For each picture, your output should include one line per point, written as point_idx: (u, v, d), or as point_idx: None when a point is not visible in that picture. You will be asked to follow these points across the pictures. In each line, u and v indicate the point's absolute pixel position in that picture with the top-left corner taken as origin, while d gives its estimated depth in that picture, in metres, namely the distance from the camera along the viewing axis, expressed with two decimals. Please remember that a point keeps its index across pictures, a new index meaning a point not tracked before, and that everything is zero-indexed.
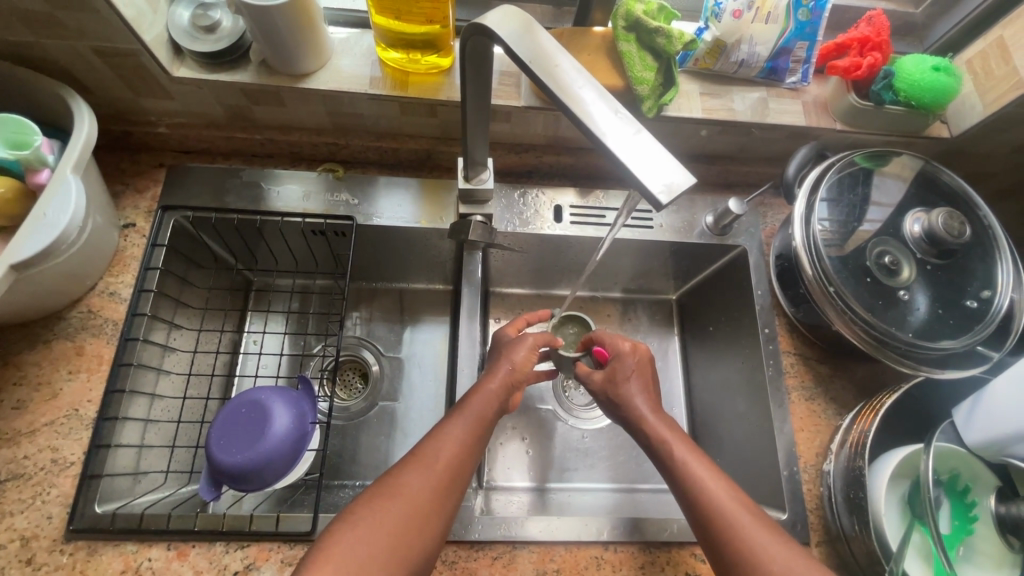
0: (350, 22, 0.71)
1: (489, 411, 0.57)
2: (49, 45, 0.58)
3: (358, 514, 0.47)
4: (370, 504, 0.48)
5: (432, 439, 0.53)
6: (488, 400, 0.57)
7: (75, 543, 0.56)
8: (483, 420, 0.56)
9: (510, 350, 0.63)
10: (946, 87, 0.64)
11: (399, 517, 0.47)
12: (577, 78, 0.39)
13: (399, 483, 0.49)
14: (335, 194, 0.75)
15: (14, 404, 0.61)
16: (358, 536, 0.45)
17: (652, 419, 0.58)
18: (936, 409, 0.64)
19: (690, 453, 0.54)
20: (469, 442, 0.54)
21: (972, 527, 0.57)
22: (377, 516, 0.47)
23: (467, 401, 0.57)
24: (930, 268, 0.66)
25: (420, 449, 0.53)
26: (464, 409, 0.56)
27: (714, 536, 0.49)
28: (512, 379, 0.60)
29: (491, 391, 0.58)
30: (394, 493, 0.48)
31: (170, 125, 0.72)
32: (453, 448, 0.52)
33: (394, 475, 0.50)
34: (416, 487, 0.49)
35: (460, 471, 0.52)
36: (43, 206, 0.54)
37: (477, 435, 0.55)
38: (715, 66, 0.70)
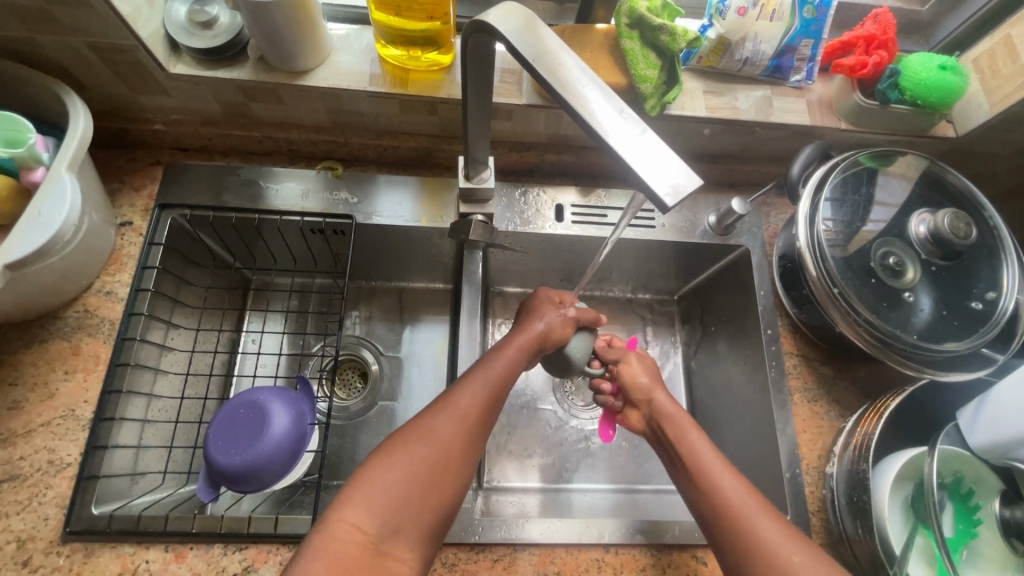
0: (349, 18, 0.70)
1: (513, 372, 0.56)
2: (43, 41, 0.57)
3: (390, 454, 0.46)
4: (403, 445, 0.47)
5: (464, 388, 0.52)
6: (513, 359, 0.57)
7: (72, 545, 0.56)
8: (505, 379, 0.54)
9: (535, 310, 0.64)
10: (953, 86, 0.63)
11: (433, 461, 0.46)
12: (580, 76, 0.39)
13: (433, 427, 0.48)
14: (333, 193, 0.74)
15: (10, 405, 0.60)
16: (392, 477, 0.45)
17: (672, 408, 0.61)
18: (940, 412, 0.64)
19: (704, 443, 0.56)
20: (491, 400, 0.52)
21: (975, 530, 0.57)
22: (410, 459, 0.46)
23: (491, 358, 0.56)
24: (934, 269, 0.65)
25: (453, 394, 0.51)
26: (484, 368, 0.54)
27: (719, 523, 0.49)
28: (540, 346, 0.61)
29: (513, 351, 0.57)
30: (427, 435, 0.47)
31: (167, 122, 0.71)
32: (479, 402, 0.51)
33: (425, 419, 0.49)
34: (450, 432, 0.48)
35: (482, 426, 0.51)
36: (37, 205, 0.53)
37: (500, 392, 0.54)
38: (719, 64, 0.69)
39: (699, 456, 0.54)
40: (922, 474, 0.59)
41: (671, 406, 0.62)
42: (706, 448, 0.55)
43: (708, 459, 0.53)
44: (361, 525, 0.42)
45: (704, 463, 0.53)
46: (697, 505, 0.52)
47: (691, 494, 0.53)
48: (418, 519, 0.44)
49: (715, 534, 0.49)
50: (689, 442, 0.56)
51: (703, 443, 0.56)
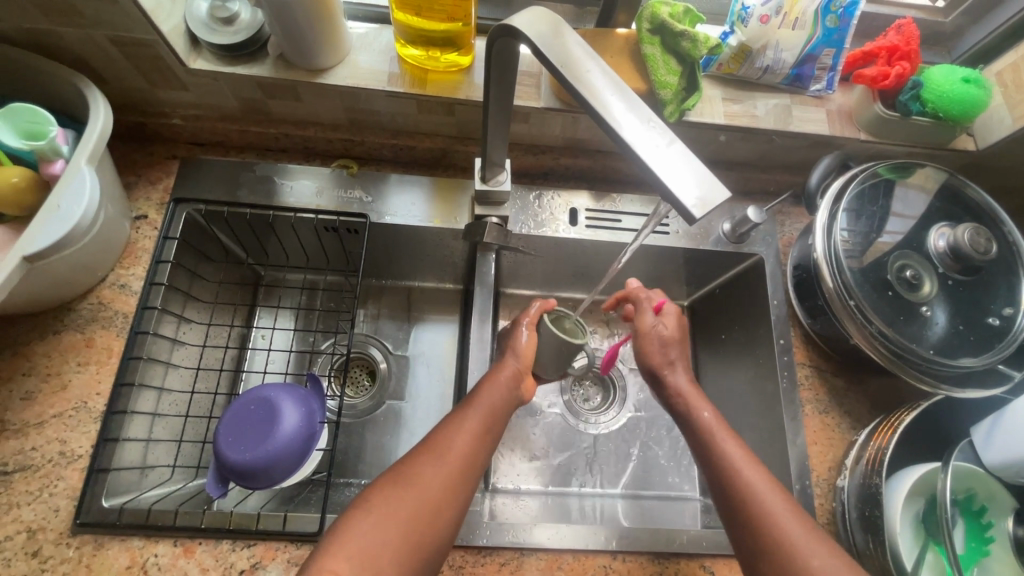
0: (369, 17, 0.70)
1: (499, 402, 0.57)
2: (65, 33, 0.57)
3: (371, 501, 0.47)
4: (383, 491, 0.47)
5: (447, 429, 0.53)
6: (498, 389, 0.58)
7: (82, 537, 0.56)
8: (494, 409, 0.56)
9: (513, 339, 0.63)
10: (975, 99, 0.62)
11: (414, 504, 0.47)
12: (606, 85, 0.38)
13: (413, 471, 0.49)
14: (347, 191, 0.74)
15: (23, 395, 0.60)
16: (372, 522, 0.45)
17: (684, 387, 0.61)
18: (954, 428, 0.63)
19: (721, 430, 0.56)
20: (482, 436, 0.54)
21: (988, 548, 0.56)
22: (390, 504, 0.46)
23: (480, 391, 0.57)
24: (951, 283, 0.65)
25: (433, 438, 0.52)
26: (474, 400, 0.56)
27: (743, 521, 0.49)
28: (521, 368, 0.61)
29: (503, 379, 0.59)
30: (408, 481, 0.48)
31: (184, 117, 0.71)
32: (468, 439, 0.52)
33: (408, 464, 0.50)
34: (430, 475, 0.49)
35: (472, 467, 0.52)
36: (56, 197, 0.53)
37: (489, 425, 0.55)
38: (739, 72, 0.69)
39: (722, 447, 0.54)
40: (934, 490, 0.58)
41: (689, 387, 0.61)
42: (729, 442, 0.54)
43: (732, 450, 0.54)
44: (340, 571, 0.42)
45: (730, 460, 0.53)
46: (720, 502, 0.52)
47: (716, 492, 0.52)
48: (399, 563, 0.44)
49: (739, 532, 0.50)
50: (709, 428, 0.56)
51: (727, 438, 0.55)
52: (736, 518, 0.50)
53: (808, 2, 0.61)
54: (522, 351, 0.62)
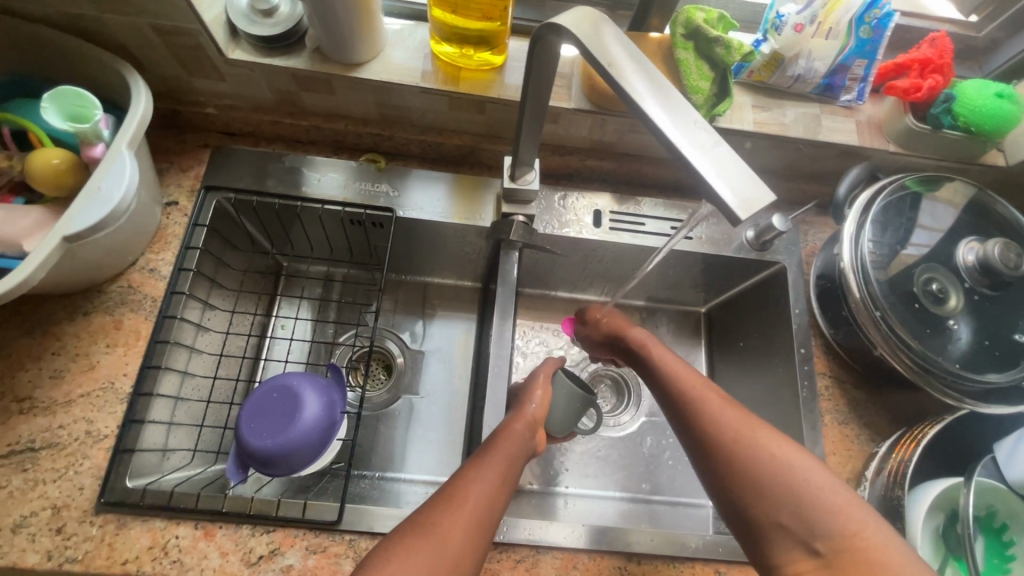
0: (404, 14, 0.71)
1: (517, 453, 0.54)
2: (109, 20, 0.58)
3: (389, 553, 0.44)
4: (401, 543, 0.44)
5: (466, 476, 0.50)
6: (514, 441, 0.55)
7: (105, 515, 0.57)
8: (512, 461, 0.53)
9: (528, 391, 0.64)
10: (1009, 114, 0.62)
11: (434, 555, 0.44)
12: (648, 89, 0.39)
13: (432, 520, 0.46)
14: (374, 185, 0.74)
15: (52, 374, 0.61)
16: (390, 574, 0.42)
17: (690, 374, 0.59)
18: (976, 444, 0.63)
19: (723, 405, 0.53)
20: (500, 486, 0.50)
21: (1009, 566, 0.56)
22: (409, 556, 0.43)
23: (496, 442, 0.55)
24: (978, 298, 0.64)
25: (452, 485, 0.49)
26: (492, 450, 0.53)
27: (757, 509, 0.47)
28: (532, 419, 0.59)
29: (516, 431, 0.56)
30: (427, 531, 0.45)
31: (218, 106, 0.72)
32: (486, 490, 0.49)
33: (426, 513, 0.47)
34: (450, 525, 0.46)
35: (492, 517, 0.48)
36: (98, 180, 0.54)
37: (507, 476, 0.52)
38: (770, 79, 0.69)
39: (722, 422, 0.52)
40: (956, 504, 0.58)
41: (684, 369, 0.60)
42: (731, 416, 0.52)
43: (727, 420, 0.52)
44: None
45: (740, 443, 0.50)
46: (731, 495, 0.49)
47: (722, 488, 0.50)
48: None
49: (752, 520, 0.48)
50: (714, 409, 0.53)
51: (729, 408, 0.53)
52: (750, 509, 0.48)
53: (843, 12, 0.62)
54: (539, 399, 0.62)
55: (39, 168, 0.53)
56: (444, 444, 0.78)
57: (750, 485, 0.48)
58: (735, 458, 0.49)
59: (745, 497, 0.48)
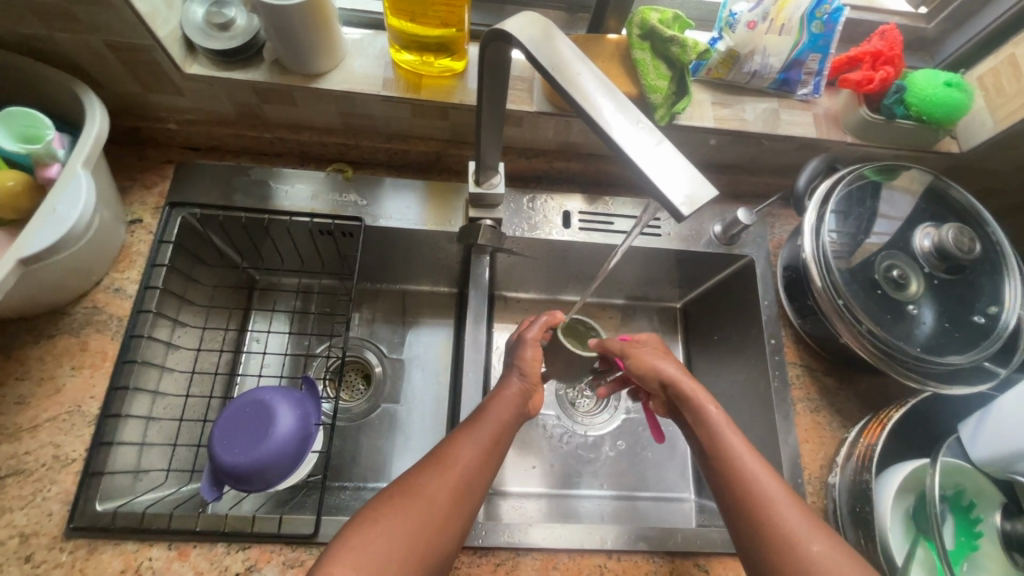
0: (363, 23, 0.71)
1: (509, 417, 0.56)
2: (62, 39, 0.58)
3: (377, 511, 0.47)
4: (389, 500, 0.47)
5: (455, 441, 0.53)
6: (506, 405, 0.57)
7: (76, 541, 0.56)
8: (504, 426, 0.55)
9: (518, 353, 0.62)
10: (958, 102, 0.64)
11: (421, 516, 0.46)
12: (597, 87, 0.39)
13: (420, 484, 0.49)
14: (342, 194, 0.74)
15: (16, 400, 0.60)
16: (377, 531, 0.45)
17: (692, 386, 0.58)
18: (941, 426, 0.64)
19: (723, 423, 0.54)
20: (491, 450, 0.53)
21: (976, 543, 0.57)
22: (397, 514, 0.46)
23: (487, 405, 0.57)
24: (937, 283, 0.66)
25: (439, 450, 0.52)
26: (484, 414, 0.56)
27: (747, 519, 0.49)
28: (529, 385, 0.60)
29: (509, 395, 0.58)
30: (413, 494, 0.48)
31: (180, 121, 0.72)
32: (475, 452, 0.52)
33: (413, 476, 0.49)
34: (436, 487, 0.48)
35: (481, 478, 0.51)
36: (52, 201, 0.53)
37: (497, 440, 0.54)
38: (727, 76, 0.70)
39: (726, 439, 0.53)
40: (923, 486, 0.59)
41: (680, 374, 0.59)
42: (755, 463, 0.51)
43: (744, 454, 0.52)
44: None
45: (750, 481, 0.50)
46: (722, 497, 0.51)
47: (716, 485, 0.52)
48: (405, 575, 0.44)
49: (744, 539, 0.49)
50: (712, 423, 0.54)
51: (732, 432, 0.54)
52: (740, 515, 0.50)
53: (794, 9, 0.63)
54: (528, 367, 0.61)
55: None
56: (425, 451, 0.78)
57: (742, 496, 0.50)
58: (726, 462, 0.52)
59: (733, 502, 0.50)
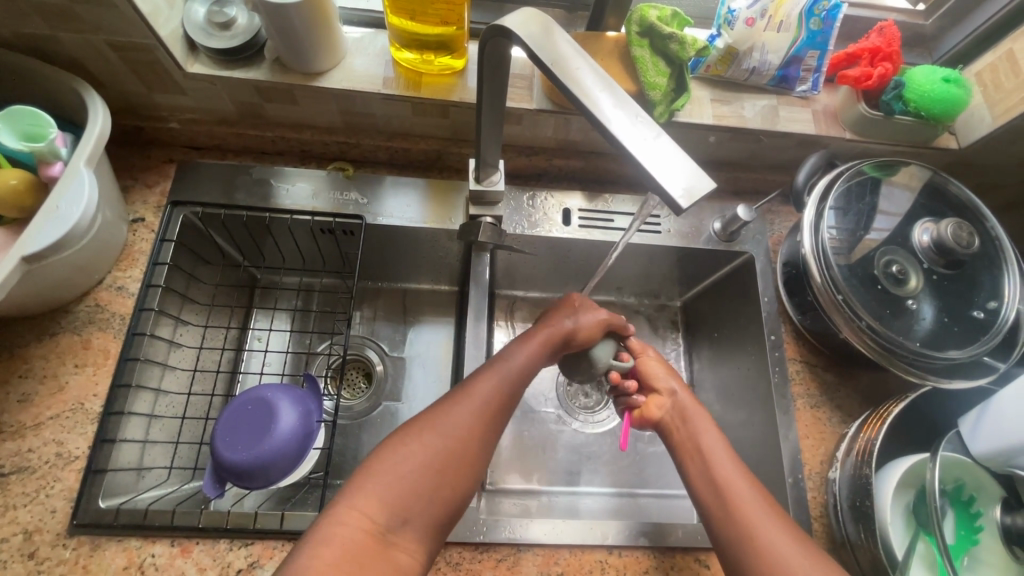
0: (364, 22, 0.72)
1: (536, 357, 0.58)
2: (64, 39, 0.58)
3: (405, 445, 0.49)
4: (415, 437, 0.50)
5: (480, 376, 0.54)
6: (536, 346, 0.58)
7: (78, 538, 0.56)
8: (529, 367, 0.57)
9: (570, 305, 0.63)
10: (956, 98, 0.64)
11: (445, 451, 0.49)
12: (595, 84, 0.39)
13: (445, 422, 0.51)
14: (343, 193, 0.74)
15: (20, 398, 0.61)
16: (403, 467, 0.48)
17: (683, 397, 0.63)
18: (940, 420, 0.65)
19: (717, 441, 0.58)
20: (512, 387, 0.55)
21: (976, 537, 0.57)
22: (421, 451, 0.49)
23: (514, 346, 0.58)
24: (936, 278, 0.66)
25: (466, 387, 0.54)
26: (511, 352, 0.57)
27: (726, 509, 0.52)
28: (562, 333, 0.60)
29: (539, 335, 0.59)
30: (439, 430, 0.50)
31: (181, 121, 0.72)
32: (496, 389, 0.54)
33: (441, 411, 0.52)
34: (462, 427, 0.51)
35: (505, 408, 0.54)
36: (55, 199, 0.54)
37: (520, 377, 0.56)
38: (726, 73, 0.70)
39: (714, 459, 0.56)
40: (924, 481, 0.59)
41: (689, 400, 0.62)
42: (734, 473, 0.54)
43: (722, 462, 0.55)
44: (369, 513, 0.45)
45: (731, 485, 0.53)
46: (701, 500, 0.54)
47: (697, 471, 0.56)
48: (426, 513, 0.47)
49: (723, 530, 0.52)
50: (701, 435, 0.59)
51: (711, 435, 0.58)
52: (718, 504, 0.53)
53: (792, 6, 0.63)
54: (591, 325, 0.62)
55: None
56: None
57: (725, 497, 0.53)
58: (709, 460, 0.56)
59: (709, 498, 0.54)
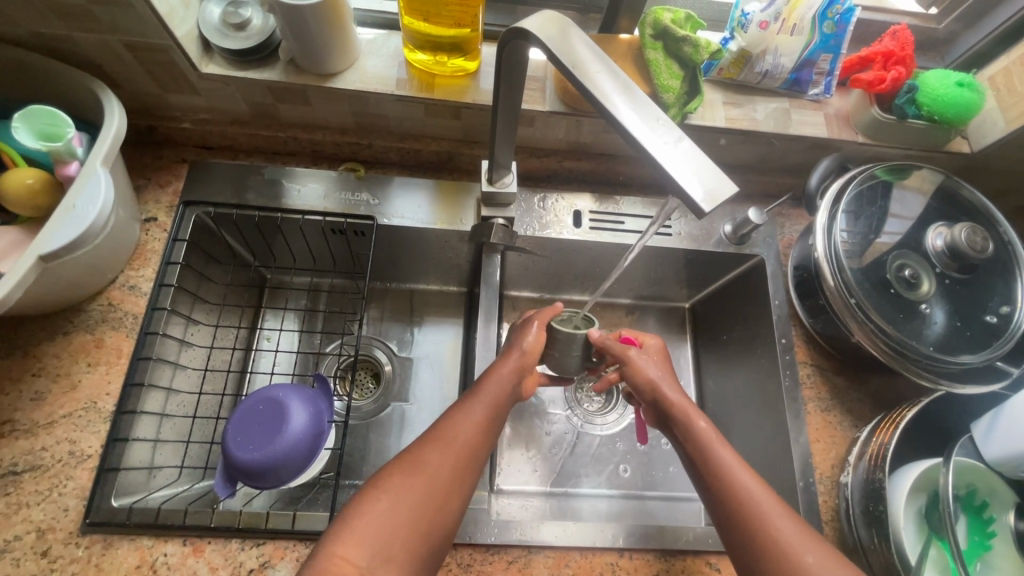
0: (377, 24, 0.72)
1: (504, 392, 0.57)
2: (81, 39, 0.58)
3: (382, 487, 0.47)
4: (391, 479, 0.47)
5: (452, 419, 0.53)
6: (502, 382, 0.57)
7: (91, 536, 0.56)
8: (499, 402, 0.56)
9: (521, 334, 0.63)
10: (969, 102, 0.64)
11: (425, 492, 0.47)
12: (615, 88, 0.39)
13: (419, 461, 0.49)
14: (354, 193, 0.75)
15: (33, 396, 0.61)
16: (382, 508, 0.45)
17: (678, 399, 0.59)
18: (953, 425, 0.64)
19: (714, 437, 0.54)
20: (487, 425, 0.54)
21: (990, 542, 0.57)
22: (400, 492, 0.47)
23: (482, 384, 0.57)
24: (949, 282, 0.66)
25: (438, 428, 0.52)
26: (479, 391, 0.56)
27: (731, 514, 0.49)
28: (524, 364, 0.60)
29: (504, 373, 0.58)
30: (416, 471, 0.48)
31: (194, 121, 0.72)
32: (471, 430, 0.52)
33: (414, 453, 0.50)
34: (438, 464, 0.49)
35: (478, 451, 0.52)
36: (72, 198, 0.54)
37: (492, 417, 0.55)
38: (739, 76, 0.70)
39: (718, 455, 0.53)
40: (937, 485, 0.59)
41: (680, 400, 0.59)
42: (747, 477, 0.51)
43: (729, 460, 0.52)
44: (351, 559, 0.42)
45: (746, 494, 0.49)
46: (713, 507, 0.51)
47: (704, 486, 0.52)
48: (409, 554, 0.45)
49: (737, 541, 0.49)
50: (699, 437, 0.54)
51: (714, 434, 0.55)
52: (724, 513, 0.50)
53: (806, 9, 0.63)
54: (528, 347, 0.61)
55: (12, 188, 0.53)
56: None
57: (729, 500, 0.49)
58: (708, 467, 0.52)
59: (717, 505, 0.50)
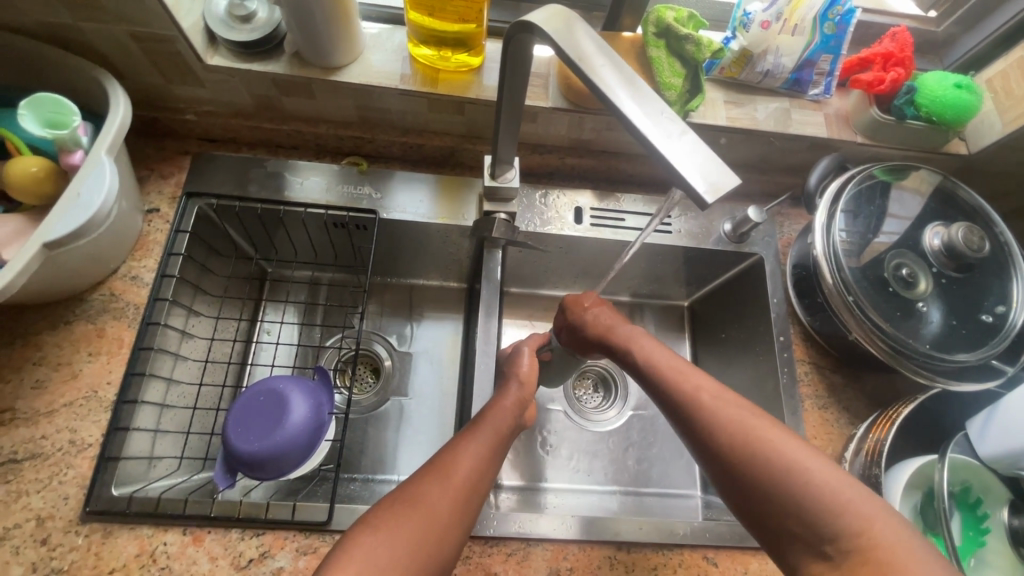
0: (382, 18, 0.72)
1: (505, 425, 0.56)
2: (87, 28, 0.59)
3: (379, 517, 0.46)
4: (389, 509, 0.46)
5: (454, 450, 0.52)
6: (503, 414, 0.57)
7: (91, 525, 0.56)
8: (500, 434, 0.55)
9: (512, 364, 0.65)
10: (968, 104, 0.65)
11: (423, 523, 0.46)
12: (619, 82, 0.40)
13: (418, 492, 0.48)
14: (357, 188, 0.75)
15: (33, 384, 0.61)
16: (378, 539, 0.44)
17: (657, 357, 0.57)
18: (948, 423, 0.65)
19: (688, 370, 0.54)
20: (490, 458, 0.53)
21: (983, 538, 0.58)
22: (398, 523, 0.45)
23: (484, 416, 0.56)
24: (945, 281, 0.67)
25: (438, 459, 0.51)
26: (481, 423, 0.55)
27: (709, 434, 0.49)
28: (524, 394, 0.61)
29: (506, 406, 0.58)
30: (414, 502, 0.47)
31: (198, 113, 0.73)
32: (474, 462, 0.51)
33: (414, 484, 0.49)
34: (437, 496, 0.48)
35: (479, 484, 0.51)
36: (77, 186, 0.54)
37: (495, 448, 0.54)
38: (740, 75, 0.71)
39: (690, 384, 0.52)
40: (932, 482, 0.60)
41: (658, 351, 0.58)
42: (762, 423, 0.48)
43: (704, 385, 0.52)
44: None
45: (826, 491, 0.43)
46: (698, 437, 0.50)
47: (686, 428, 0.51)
48: None
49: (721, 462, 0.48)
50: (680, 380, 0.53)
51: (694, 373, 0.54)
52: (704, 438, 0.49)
53: (807, 9, 0.64)
54: (524, 377, 0.62)
55: (17, 176, 0.53)
56: (432, 445, 0.78)
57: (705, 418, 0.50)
58: (739, 480, 0.46)
59: (760, 514, 0.45)
